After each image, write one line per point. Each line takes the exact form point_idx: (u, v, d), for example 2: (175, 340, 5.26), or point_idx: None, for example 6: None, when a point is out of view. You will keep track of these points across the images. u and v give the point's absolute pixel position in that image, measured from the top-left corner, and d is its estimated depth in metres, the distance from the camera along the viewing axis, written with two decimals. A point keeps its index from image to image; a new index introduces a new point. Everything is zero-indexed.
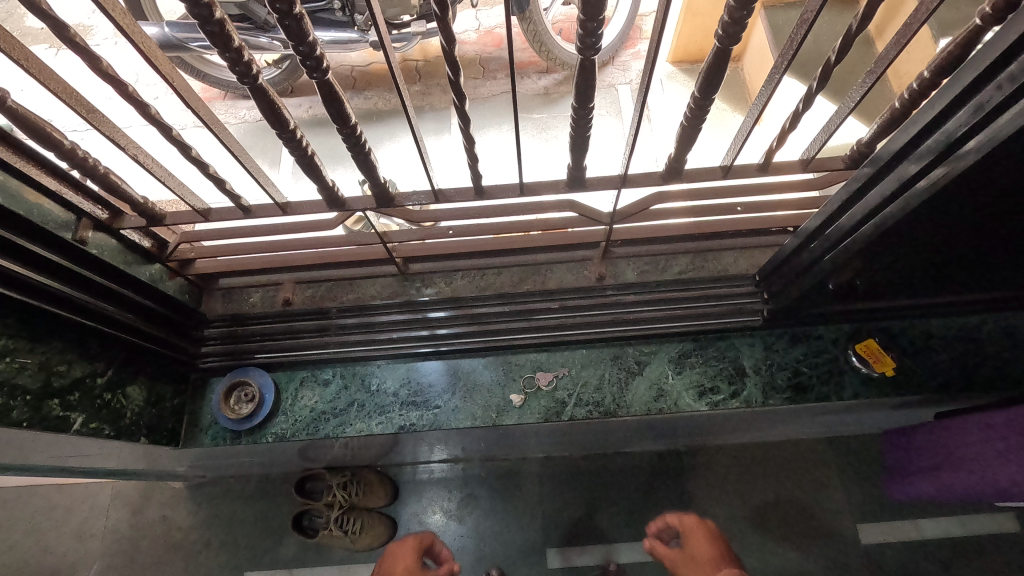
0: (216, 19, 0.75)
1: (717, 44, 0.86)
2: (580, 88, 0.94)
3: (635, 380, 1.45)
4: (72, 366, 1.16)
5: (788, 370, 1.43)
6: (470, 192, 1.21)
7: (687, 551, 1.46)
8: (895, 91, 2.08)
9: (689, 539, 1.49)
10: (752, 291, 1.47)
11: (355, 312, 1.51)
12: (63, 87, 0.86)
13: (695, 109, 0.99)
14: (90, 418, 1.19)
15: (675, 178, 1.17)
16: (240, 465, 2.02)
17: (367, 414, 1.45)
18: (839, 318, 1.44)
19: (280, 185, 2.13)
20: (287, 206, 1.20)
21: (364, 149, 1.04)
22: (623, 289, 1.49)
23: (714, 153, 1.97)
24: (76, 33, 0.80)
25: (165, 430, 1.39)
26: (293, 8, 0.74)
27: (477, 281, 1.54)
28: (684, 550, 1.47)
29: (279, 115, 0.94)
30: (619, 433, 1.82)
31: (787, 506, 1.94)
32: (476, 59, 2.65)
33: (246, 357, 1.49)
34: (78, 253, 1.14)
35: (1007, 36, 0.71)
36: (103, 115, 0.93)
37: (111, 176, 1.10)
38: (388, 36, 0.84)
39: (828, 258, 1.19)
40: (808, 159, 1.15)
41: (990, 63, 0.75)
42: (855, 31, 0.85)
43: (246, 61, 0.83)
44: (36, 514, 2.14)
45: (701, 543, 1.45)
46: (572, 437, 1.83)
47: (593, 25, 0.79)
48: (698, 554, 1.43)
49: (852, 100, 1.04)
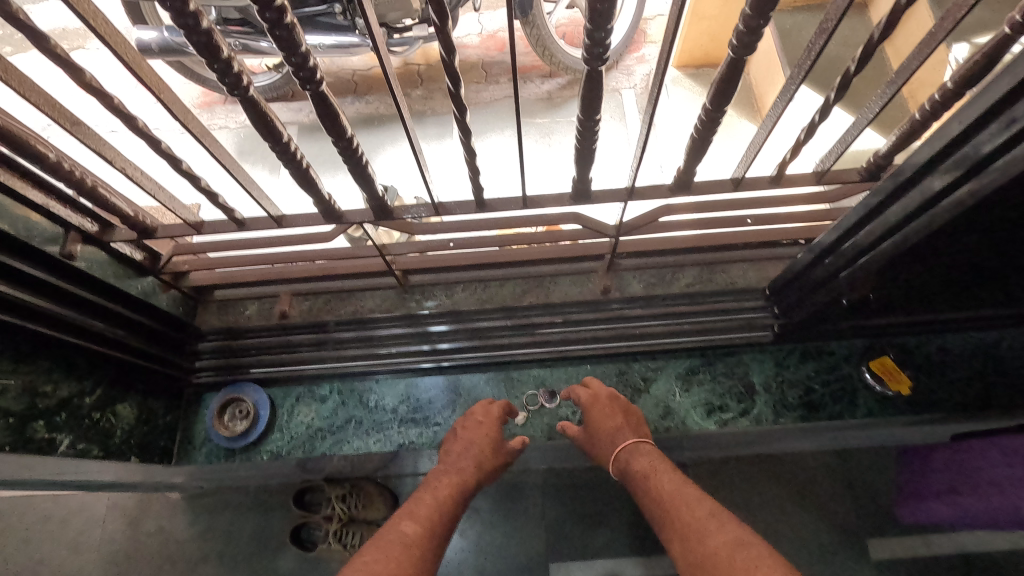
0: (203, 28, 0.71)
1: (730, 53, 0.82)
2: (587, 98, 0.89)
3: (641, 398, 1.41)
4: (58, 385, 1.13)
5: (800, 388, 1.39)
6: (471, 205, 1.16)
7: (588, 424, 1.30)
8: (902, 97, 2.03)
9: (591, 408, 1.30)
10: (762, 305, 1.43)
11: (353, 325, 1.46)
12: (45, 99, 0.82)
13: (706, 120, 0.94)
14: (77, 439, 1.15)
15: (685, 190, 1.12)
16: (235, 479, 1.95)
17: (365, 431, 1.41)
18: (853, 334, 1.39)
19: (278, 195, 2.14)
20: (282, 218, 1.16)
21: (361, 162, 1.00)
22: (629, 302, 1.45)
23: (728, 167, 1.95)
24: (58, 43, 0.76)
25: (157, 447, 1.36)
26: (284, 17, 0.70)
27: (478, 293, 1.49)
28: (587, 424, 1.30)
29: (272, 128, 0.90)
30: None
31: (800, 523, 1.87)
32: (478, 63, 2.61)
33: (241, 371, 1.45)
34: (65, 269, 1.10)
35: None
36: (88, 128, 0.89)
37: (99, 190, 1.06)
38: (384, 44, 0.79)
39: (843, 275, 1.15)
40: (823, 171, 1.11)
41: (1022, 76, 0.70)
42: (877, 40, 0.80)
43: (235, 72, 0.79)
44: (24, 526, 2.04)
45: (607, 413, 1.28)
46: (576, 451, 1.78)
47: (601, 34, 0.75)
48: (602, 425, 1.27)
49: (871, 112, 0.99)
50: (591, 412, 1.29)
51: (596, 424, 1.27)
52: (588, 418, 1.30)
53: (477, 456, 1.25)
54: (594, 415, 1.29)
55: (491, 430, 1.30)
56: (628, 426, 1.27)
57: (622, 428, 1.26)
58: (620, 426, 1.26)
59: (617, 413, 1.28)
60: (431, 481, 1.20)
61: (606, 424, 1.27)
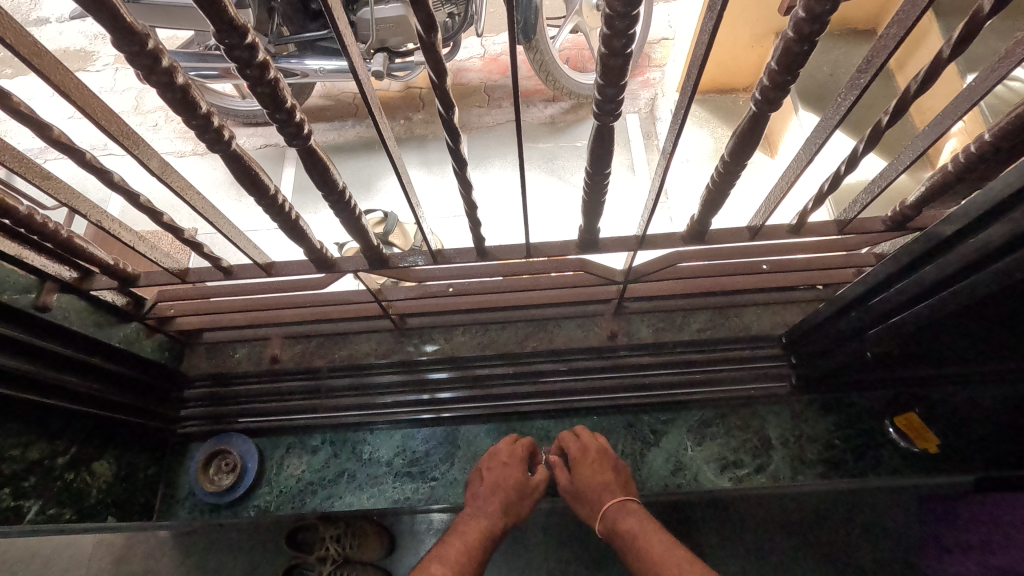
0: (178, 84, 0.65)
1: (752, 107, 0.75)
2: (595, 149, 0.82)
3: (651, 452, 1.33)
4: (29, 448, 1.05)
5: (820, 442, 1.31)
6: (472, 253, 1.08)
7: (574, 478, 1.20)
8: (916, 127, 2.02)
9: (579, 462, 1.21)
10: (778, 353, 1.35)
11: (346, 372, 1.39)
12: (10, 154, 0.75)
13: (723, 172, 0.87)
14: (49, 504, 1.09)
15: (698, 241, 1.05)
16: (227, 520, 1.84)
17: (358, 485, 1.34)
18: (876, 385, 1.32)
19: (263, 239, 2.20)
20: (271, 266, 1.09)
21: (352, 213, 0.93)
22: (637, 348, 1.37)
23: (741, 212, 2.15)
24: (22, 99, 0.68)
25: (137, 504, 1.28)
26: (267, 73, 0.64)
27: (479, 337, 1.41)
28: (572, 480, 1.21)
29: (258, 181, 0.83)
30: None
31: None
32: (480, 87, 2.56)
33: (229, 421, 1.38)
34: (39, 322, 1.04)
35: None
36: (59, 181, 0.83)
37: (75, 240, 0.99)
38: (366, 79, 0.65)
39: (869, 330, 1.08)
40: (845, 220, 1.04)
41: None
42: (913, 94, 0.72)
43: (215, 127, 0.72)
44: None
45: (595, 469, 1.20)
46: None
47: (613, 90, 0.69)
48: (591, 480, 1.18)
49: (900, 163, 0.90)
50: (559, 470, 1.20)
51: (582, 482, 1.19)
52: (572, 474, 1.21)
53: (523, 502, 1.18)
54: (581, 468, 1.20)
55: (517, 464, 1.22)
56: (616, 483, 1.19)
57: (611, 484, 1.17)
58: (610, 482, 1.18)
59: (607, 468, 1.20)
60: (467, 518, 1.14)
61: (595, 478, 1.18)
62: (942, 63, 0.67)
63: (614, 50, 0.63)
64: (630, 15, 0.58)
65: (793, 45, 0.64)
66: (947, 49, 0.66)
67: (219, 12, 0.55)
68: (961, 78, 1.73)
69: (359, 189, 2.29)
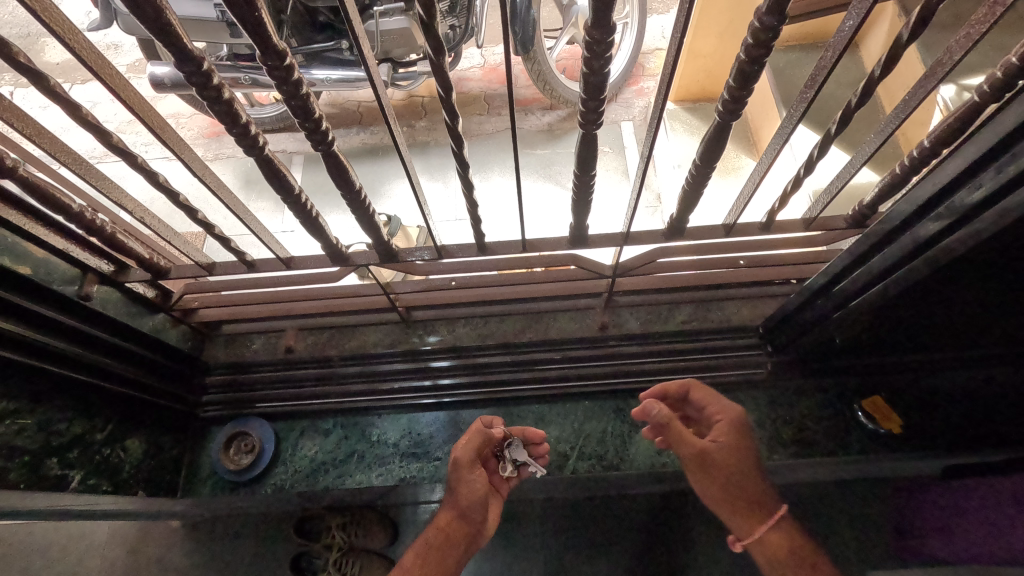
0: (223, 99, 0.76)
1: (717, 117, 0.86)
2: (582, 153, 0.93)
3: (639, 434, 1.44)
4: (71, 424, 1.17)
5: (795, 425, 1.42)
6: (472, 248, 1.19)
7: (717, 461, 1.11)
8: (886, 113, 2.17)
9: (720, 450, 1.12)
10: (756, 342, 1.46)
11: (356, 360, 1.50)
12: (73, 158, 0.87)
13: (696, 174, 0.98)
14: (88, 475, 1.20)
15: (677, 237, 1.16)
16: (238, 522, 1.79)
17: (366, 465, 1.44)
18: (846, 372, 1.43)
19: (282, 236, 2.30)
20: (290, 260, 1.20)
21: (366, 210, 1.05)
22: (626, 338, 1.48)
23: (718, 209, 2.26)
24: (90, 111, 0.79)
25: (163, 481, 1.39)
26: (300, 89, 0.76)
27: (479, 329, 1.53)
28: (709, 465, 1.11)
29: (285, 181, 0.94)
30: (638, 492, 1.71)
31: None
32: (480, 96, 2.69)
33: (247, 406, 1.48)
34: (81, 310, 1.15)
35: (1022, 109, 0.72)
36: (109, 181, 0.94)
37: (116, 235, 1.11)
38: (383, 88, 0.76)
39: (833, 316, 1.19)
40: (811, 218, 1.15)
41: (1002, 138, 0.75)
42: (854, 106, 0.83)
43: (252, 134, 0.83)
44: None
45: (727, 451, 1.13)
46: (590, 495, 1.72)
47: (595, 103, 0.80)
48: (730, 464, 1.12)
49: (856, 164, 1.02)
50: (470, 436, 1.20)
51: (729, 458, 1.12)
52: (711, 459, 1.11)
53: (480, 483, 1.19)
54: (723, 455, 1.12)
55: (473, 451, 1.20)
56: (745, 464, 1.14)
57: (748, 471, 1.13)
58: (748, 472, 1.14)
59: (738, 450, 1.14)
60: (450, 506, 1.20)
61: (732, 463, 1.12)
62: (875, 81, 0.79)
63: (594, 69, 0.74)
64: (606, 40, 0.69)
65: (746, 67, 0.75)
66: (878, 69, 0.77)
67: (264, 40, 0.67)
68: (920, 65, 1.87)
69: (376, 193, 2.41)
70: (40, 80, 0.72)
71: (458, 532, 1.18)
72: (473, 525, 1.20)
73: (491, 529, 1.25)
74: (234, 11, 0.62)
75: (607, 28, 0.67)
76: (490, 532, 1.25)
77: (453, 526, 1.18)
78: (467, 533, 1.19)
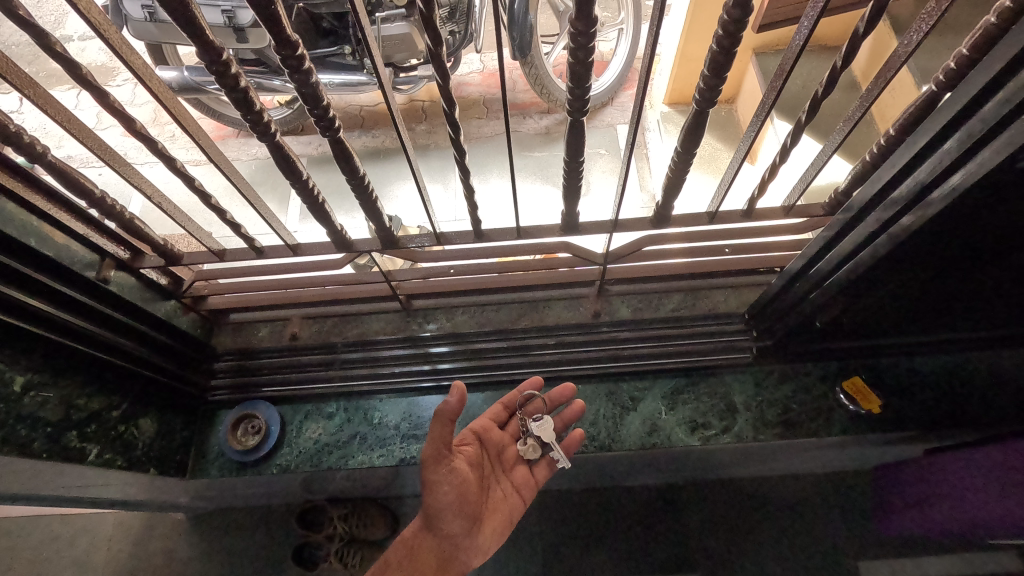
0: (240, 87, 0.83)
1: (695, 105, 0.93)
2: (571, 141, 1.00)
3: (630, 415, 1.50)
4: (90, 399, 1.25)
5: (780, 407, 1.48)
6: (470, 235, 1.25)
7: None
8: (860, 94, 2.23)
9: None
10: (742, 328, 1.52)
11: (358, 347, 1.56)
12: (99, 145, 0.93)
13: (678, 161, 1.05)
14: (104, 449, 1.26)
15: (663, 224, 1.22)
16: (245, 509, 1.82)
17: (369, 446, 1.50)
18: (828, 356, 1.49)
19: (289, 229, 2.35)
20: (297, 247, 1.26)
21: (370, 197, 1.11)
22: (618, 325, 1.55)
23: (700, 200, 2.27)
24: (117, 99, 0.86)
25: (173, 460, 1.45)
26: (310, 78, 0.83)
27: (477, 317, 1.59)
28: None
29: (293, 167, 1.01)
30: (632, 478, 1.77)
31: (821, 534, 1.66)
32: (479, 100, 2.77)
33: (253, 390, 1.54)
34: (100, 293, 1.22)
35: (967, 93, 0.79)
36: (130, 167, 1.00)
37: (133, 220, 1.17)
38: (388, 82, 0.85)
39: (813, 297, 1.26)
40: (790, 205, 1.19)
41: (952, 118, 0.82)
42: (821, 95, 0.90)
43: (264, 121, 0.90)
44: (31, 550, 1.79)
45: None
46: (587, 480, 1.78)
47: (580, 90, 0.87)
48: None
49: (828, 152, 1.08)
50: (433, 427, 1.12)
51: None
52: None
53: (450, 491, 1.16)
54: None
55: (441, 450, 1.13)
56: None
57: None
58: None
59: None
60: (432, 506, 1.16)
61: None
62: (838, 71, 0.85)
63: (579, 59, 0.81)
64: (589, 33, 0.76)
65: (718, 56, 0.82)
66: (840, 60, 0.84)
67: (278, 31, 0.74)
68: (892, 38, 1.96)
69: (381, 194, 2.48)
70: (73, 68, 0.78)
71: (428, 548, 1.18)
72: (448, 541, 1.19)
73: (481, 542, 1.23)
74: (254, 5, 0.69)
75: (589, 21, 0.74)
76: (476, 549, 1.22)
77: (422, 542, 1.18)
78: (441, 548, 1.18)
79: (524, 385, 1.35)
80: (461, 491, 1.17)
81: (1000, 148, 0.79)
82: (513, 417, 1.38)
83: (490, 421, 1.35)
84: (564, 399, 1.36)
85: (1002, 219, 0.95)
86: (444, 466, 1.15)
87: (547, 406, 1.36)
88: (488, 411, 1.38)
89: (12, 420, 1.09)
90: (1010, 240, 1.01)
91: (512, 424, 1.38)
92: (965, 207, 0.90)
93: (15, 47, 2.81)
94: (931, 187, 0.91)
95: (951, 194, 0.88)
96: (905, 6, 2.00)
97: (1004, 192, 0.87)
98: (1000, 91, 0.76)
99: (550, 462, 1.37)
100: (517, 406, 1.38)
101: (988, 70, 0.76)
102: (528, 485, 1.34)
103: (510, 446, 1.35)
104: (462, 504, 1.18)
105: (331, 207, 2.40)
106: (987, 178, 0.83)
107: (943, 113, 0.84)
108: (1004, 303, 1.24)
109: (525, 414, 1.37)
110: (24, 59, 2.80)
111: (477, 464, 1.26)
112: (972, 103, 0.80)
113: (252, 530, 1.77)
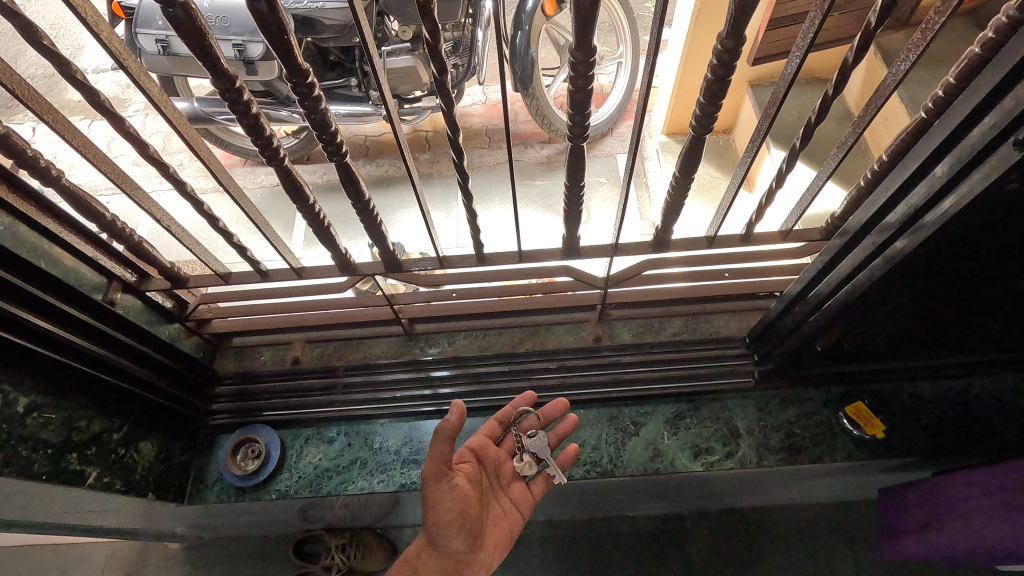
0: (252, 113, 0.86)
1: (691, 132, 0.95)
2: (572, 166, 1.02)
3: (633, 439, 1.49)
4: (91, 421, 1.25)
5: (783, 432, 1.47)
6: (472, 258, 1.26)
7: None
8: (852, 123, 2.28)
9: None
10: (743, 353, 1.53)
11: (359, 370, 1.56)
12: (113, 170, 0.96)
13: (676, 186, 1.06)
14: (104, 473, 1.26)
15: (663, 248, 1.24)
16: (241, 539, 1.78)
17: (369, 471, 1.49)
18: (830, 380, 1.49)
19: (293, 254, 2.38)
20: (302, 270, 1.27)
21: (375, 220, 1.12)
22: (620, 349, 1.55)
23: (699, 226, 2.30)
24: (132, 125, 0.89)
25: (170, 486, 1.43)
26: (319, 104, 0.86)
27: (478, 341, 1.60)
28: None
29: (300, 191, 1.03)
30: (634, 506, 1.74)
31: (830, 566, 1.63)
32: (481, 130, 2.83)
33: (254, 415, 1.54)
34: (107, 315, 1.24)
35: (953, 121, 0.82)
36: (144, 193, 1.03)
37: (142, 243, 1.19)
38: (396, 113, 0.87)
39: (812, 321, 1.27)
40: (788, 229, 1.21)
41: (942, 141, 0.85)
42: (814, 123, 0.92)
43: (274, 146, 0.93)
44: None
45: None
46: (590, 509, 1.74)
47: (580, 117, 0.89)
48: None
49: (823, 177, 1.10)
50: (433, 445, 1.12)
51: None
52: None
53: (451, 508, 1.16)
54: None
55: (442, 464, 1.13)
56: None
57: None
58: None
59: None
60: (434, 522, 1.16)
61: None
62: (830, 100, 0.88)
63: (579, 87, 0.84)
64: (588, 62, 0.79)
65: (713, 85, 0.85)
66: (831, 89, 0.87)
67: (290, 59, 0.77)
68: (882, 67, 2.02)
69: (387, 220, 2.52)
70: (92, 94, 0.81)
71: (432, 566, 1.16)
72: (451, 558, 1.17)
73: (485, 556, 1.22)
74: (268, 36, 0.73)
75: (588, 51, 0.77)
76: (479, 564, 1.21)
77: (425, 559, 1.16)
78: (444, 564, 1.16)
79: (517, 401, 1.33)
80: (463, 507, 1.17)
81: (985, 171, 0.83)
82: (508, 432, 1.36)
83: (486, 438, 1.32)
84: (557, 415, 1.36)
85: (994, 243, 0.97)
86: (443, 483, 1.15)
87: (541, 422, 1.36)
88: (482, 427, 1.35)
89: (14, 441, 1.09)
90: (1007, 262, 1.02)
91: (508, 440, 1.37)
92: (958, 230, 0.93)
93: (32, 80, 2.90)
94: (922, 212, 0.93)
95: (942, 218, 0.91)
96: (889, 37, 2.07)
97: (994, 215, 0.89)
98: (986, 118, 0.80)
99: (547, 477, 1.36)
100: (512, 421, 1.36)
101: (972, 97, 0.79)
102: (526, 500, 1.33)
103: (507, 462, 1.34)
104: (465, 520, 1.17)
105: (337, 233, 2.43)
106: (978, 201, 0.86)
107: (934, 137, 0.87)
108: (1002, 326, 1.24)
109: (520, 430, 1.36)
110: (40, 90, 2.88)
111: (477, 481, 1.25)
112: (959, 130, 0.83)
113: (250, 560, 1.75)
